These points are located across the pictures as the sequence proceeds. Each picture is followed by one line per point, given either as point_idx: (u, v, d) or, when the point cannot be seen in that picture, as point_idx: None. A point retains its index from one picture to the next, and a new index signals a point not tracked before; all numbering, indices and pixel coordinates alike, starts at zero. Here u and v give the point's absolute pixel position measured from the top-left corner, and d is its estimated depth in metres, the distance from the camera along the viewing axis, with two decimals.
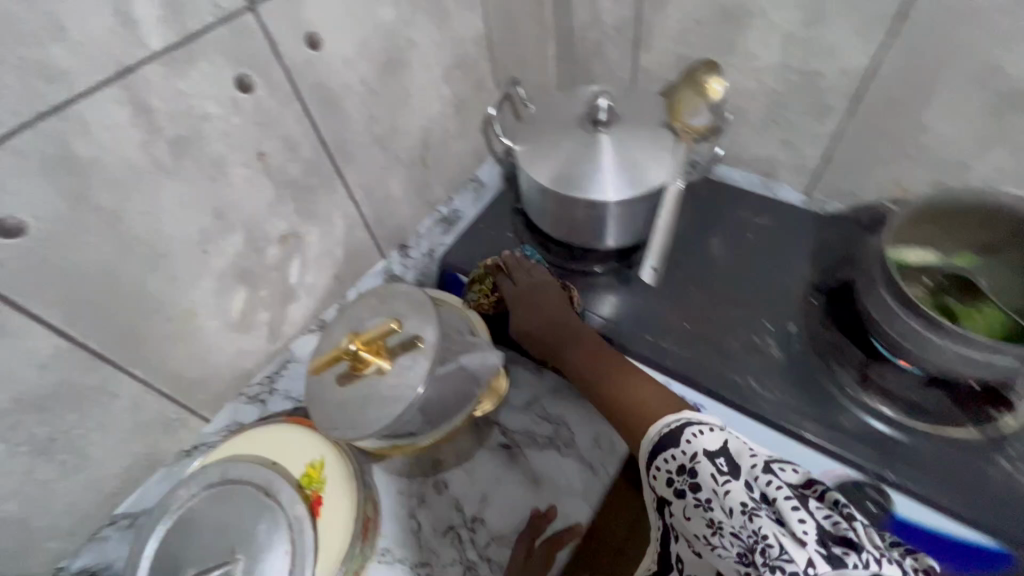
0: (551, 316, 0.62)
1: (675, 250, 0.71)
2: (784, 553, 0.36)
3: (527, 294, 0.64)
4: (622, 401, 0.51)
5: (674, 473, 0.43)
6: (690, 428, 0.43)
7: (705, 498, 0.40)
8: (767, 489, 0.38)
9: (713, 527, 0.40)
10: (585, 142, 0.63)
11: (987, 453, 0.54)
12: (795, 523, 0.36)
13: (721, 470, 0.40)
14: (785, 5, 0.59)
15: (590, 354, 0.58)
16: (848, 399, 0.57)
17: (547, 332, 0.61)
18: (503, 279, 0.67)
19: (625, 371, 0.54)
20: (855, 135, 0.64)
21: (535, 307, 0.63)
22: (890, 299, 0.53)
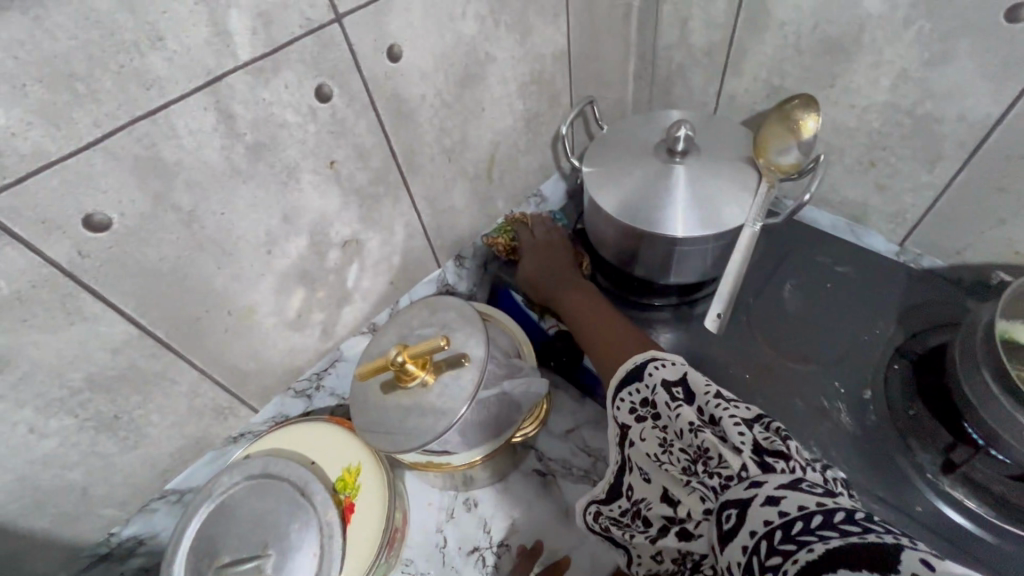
0: (559, 268, 0.67)
1: (743, 292, 0.66)
2: (721, 460, 0.38)
3: (541, 247, 0.70)
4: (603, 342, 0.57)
5: (640, 404, 0.45)
6: (653, 362, 0.46)
7: (664, 425, 0.43)
8: (715, 411, 0.41)
9: (665, 445, 0.42)
10: (658, 172, 0.60)
11: None
12: (736, 437, 0.38)
13: (676, 397, 0.43)
14: (903, 40, 0.53)
15: (586, 303, 0.63)
16: (925, 483, 0.51)
17: (551, 282, 0.67)
18: (523, 231, 0.72)
19: (611, 321, 0.60)
20: (967, 189, 0.57)
21: (546, 259, 0.69)
22: (992, 383, 0.47)
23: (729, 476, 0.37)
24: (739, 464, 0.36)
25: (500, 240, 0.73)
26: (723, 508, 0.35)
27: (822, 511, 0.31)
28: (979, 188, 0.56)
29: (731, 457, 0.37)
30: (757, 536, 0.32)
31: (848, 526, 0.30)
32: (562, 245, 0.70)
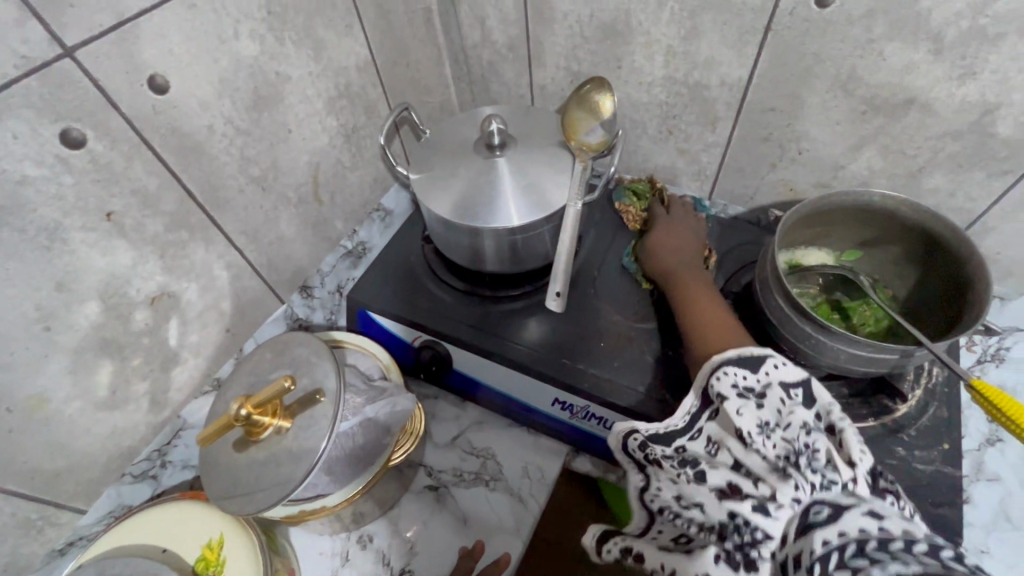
0: (676, 245, 0.64)
1: (587, 268, 0.70)
2: (811, 467, 0.38)
3: (661, 222, 0.67)
4: (684, 310, 0.56)
5: (740, 387, 0.42)
6: (772, 358, 0.43)
7: (767, 405, 0.41)
8: (784, 407, 0.41)
9: (762, 427, 0.41)
10: (482, 168, 0.61)
11: (887, 443, 0.54)
12: (801, 449, 0.39)
13: (790, 398, 0.41)
14: (660, 21, 0.59)
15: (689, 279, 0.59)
16: None
17: (655, 253, 0.64)
18: (662, 208, 0.70)
19: (701, 293, 0.57)
20: (742, 143, 0.66)
21: (662, 233, 0.65)
22: (784, 306, 0.54)
23: (832, 479, 0.37)
24: (717, 423, 0.43)
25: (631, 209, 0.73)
26: (814, 504, 0.36)
27: (882, 535, 0.33)
28: (750, 140, 0.65)
29: (720, 414, 0.43)
30: (846, 537, 0.33)
31: (881, 555, 0.32)
32: (693, 228, 0.67)
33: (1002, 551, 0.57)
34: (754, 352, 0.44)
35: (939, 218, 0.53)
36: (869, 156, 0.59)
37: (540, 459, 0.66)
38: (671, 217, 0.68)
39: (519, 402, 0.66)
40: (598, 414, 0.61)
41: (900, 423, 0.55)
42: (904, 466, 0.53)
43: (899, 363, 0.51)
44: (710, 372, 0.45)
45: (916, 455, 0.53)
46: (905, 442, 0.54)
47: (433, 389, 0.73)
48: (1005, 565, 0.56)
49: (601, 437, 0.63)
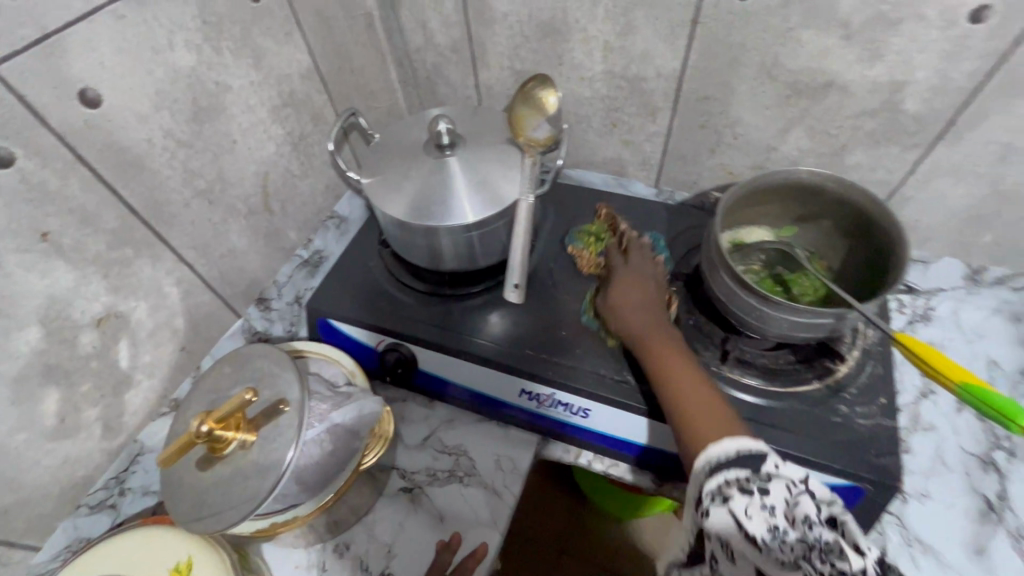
0: (640, 303, 0.60)
1: (544, 259, 0.72)
2: (825, 563, 0.39)
3: (621, 275, 0.63)
4: (661, 382, 0.53)
5: (742, 488, 0.43)
6: (767, 456, 0.44)
7: (772, 503, 0.42)
8: (792, 505, 0.42)
9: (774, 528, 0.41)
10: (433, 169, 0.62)
11: (831, 403, 0.58)
12: (815, 542, 0.40)
13: (791, 494, 0.42)
14: (596, 18, 0.62)
15: (661, 343, 0.55)
16: (713, 375, 0.61)
17: (620, 314, 0.60)
18: (617, 253, 0.67)
19: (674, 356, 0.54)
20: (682, 131, 0.69)
21: (620, 286, 0.62)
22: (730, 282, 0.57)
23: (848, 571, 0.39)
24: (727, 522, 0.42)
25: (585, 253, 0.72)
26: None
27: None
28: (689, 129, 0.68)
29: (727, 515, 0.42)
30: None
31: None
32: (653, 277, 0.63)
33: (940, 492, 0.62)
34: (752, 448, 0.45)
35: (862, 190, 0.57)
36: (797, 137, 0.63)
37: (512, 450, 0.67)
38: (630, 267, 0.64)
39: (487, 397, 0.67)
40: (564, 400, 0.62)
41: (842, 382, 0.59)
42: (848, 422, 0.57)
43: (836, 326, 0.55)
44: (706, 476, 0.44)
45: (858, 411, 0.57)
46: (847, 400, 0.58)
47: (400, 392, 0.73)
48: (942, 507, 0.61)
49: (568, 423, 0.64)
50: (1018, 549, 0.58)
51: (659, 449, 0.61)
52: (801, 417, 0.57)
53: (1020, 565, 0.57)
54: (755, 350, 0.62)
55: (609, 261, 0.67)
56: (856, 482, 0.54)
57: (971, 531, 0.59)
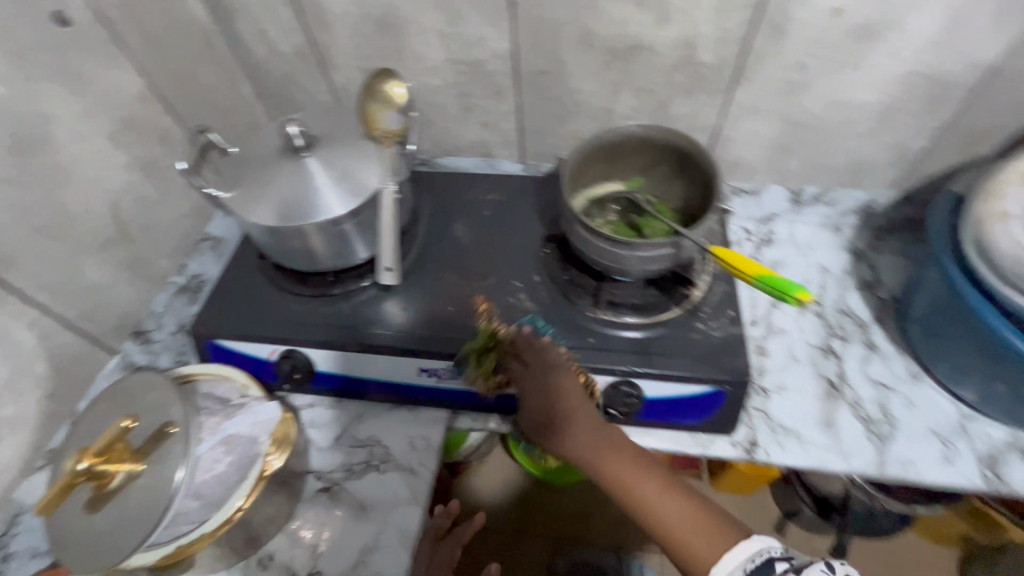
0: (578, 424, 0.61)
1: (425, 245, 0.76)
2: None
3: (541, 391, 0.62)
4: (637, 510, 0.58)
5: None
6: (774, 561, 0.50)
7: None
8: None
9: None
10: (293, 171, 0.63)
11: (690, 322, 0.66)
12: None
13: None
14: (426, 9, 0.66)
15: (618, 466, 0.59)
16: (590, 320, 0.67)
17: (567, 445, 0.61)
18: (512, 359, 0.64)
19: (631, 471, 0.59)
20: (530, 106, 0.75)
21: (551, 414, 0.61)
22: (584, 233, 0.63)
23: None
24: None
25: (480, 375, 0.65)
26: None
27: None
28: (535, 103, 0.74)
29: None
30: None
31: None
32: (566, 378, 0.61)
33: (793, 382, 0.72)
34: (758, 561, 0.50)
35: (680, 135, 0.66)
36: (626, 97, 0.71)
37: (424, 429, 0.70)
38: (540, 377, 0.62)
39: (390, 384, 0.69)
40: (461, 370, 0.66)
41: (697, 304, 0.68)
42: (706, 336, 0.65)
43: (676, 255, 0.62)
44: None
45: (712, 327, 0.65)
46: (703, 317, 0.66)
47: (308, 399, 0.73)
48: (797, 396, 0.71)
49: (472, 392, 0.68)
50: (858, 417, 0.69)
51: None
52: (667, 340, 0.65)
53: (859, 429, 0.68)
54: (621, 291, 0.69)
55: (515, 376, 0.63)
56: (717, 386, 0.62)
57: (821, 411, 0.70)
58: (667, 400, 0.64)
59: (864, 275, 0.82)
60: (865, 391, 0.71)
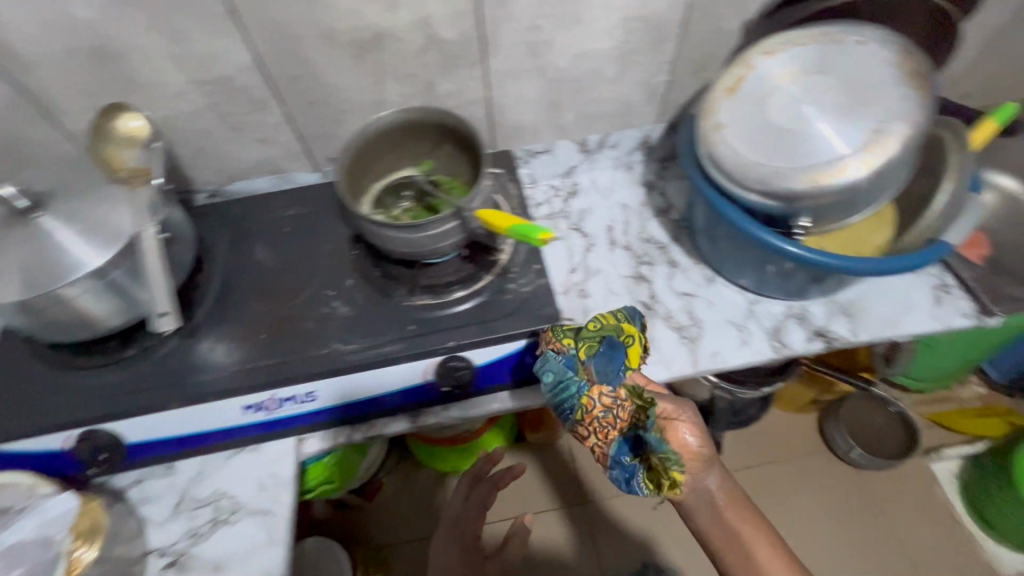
0: (741, 527, 0.65)
1: (228, 278, 0.72)
2: None
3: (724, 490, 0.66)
4: (739, 549, 0.64)
5: None
6: None
7: None
8: None
9: None
10: (25, 239, 0.56)
11: (503, 285, 0.69)
12: None
13: None
14: (142, 33, 0.61)
15: (750, 535, 0.64)
16: (407, 307, 0.68)
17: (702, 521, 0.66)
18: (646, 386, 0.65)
19: (749, 526, 0.65)
20: (300, 113, 0.73)
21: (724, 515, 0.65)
22: (372, 226, 0.63)
23: None
24: None
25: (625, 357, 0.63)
26: None
27: None
28: (304, 107, 0.72)
29: None
30: None
31: None
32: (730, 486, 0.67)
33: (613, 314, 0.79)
34: None
35: (442, 111, 0.67)
36: (391, 85, 0.72)
37: (271, 466, 0.66)
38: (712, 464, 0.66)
39: (220, 432, 0.65)
40: (288, 394, 0.64)
41: (507, 266, 0.71)
42: (518, 293, 0.68)
43: (466, 225, 0.65)
44: None
45: (521, 284, 0.69)
46: (512, 277, 0.70)
47: (135, 474, 0.66)
48: None
49: (309, 412, 0.66)
50: (670, 327, 0.78)
51: (394, 390, 0.66)
52: (483, 307, 0.67)
53: (673, 337, 0.77)
54: (447, 274, 0.70)
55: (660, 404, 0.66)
56: (535, 336, 0.66)
57: None
58: (498, 360, 0.67)
59: (658, 203, 0.91)
60: (673, 303, 0.80)
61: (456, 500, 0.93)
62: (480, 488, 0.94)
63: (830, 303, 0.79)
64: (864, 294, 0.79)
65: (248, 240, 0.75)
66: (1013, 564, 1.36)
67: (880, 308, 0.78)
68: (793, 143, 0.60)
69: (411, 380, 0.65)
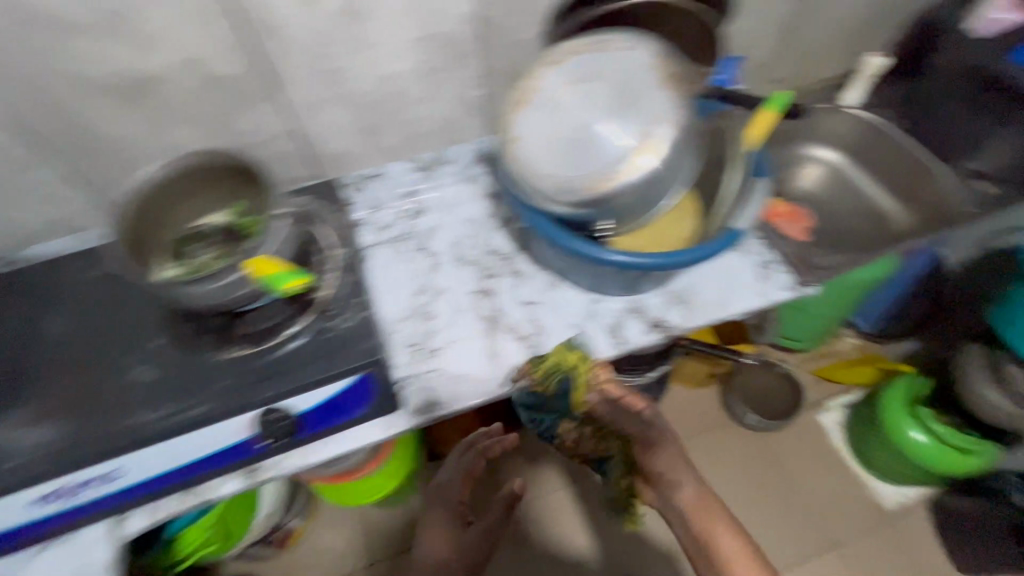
0: (705, 522, 0.65)
1: (17, 355, 0.65)
2: None
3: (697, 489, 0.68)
4: (706, 545, 0.65)
5: None
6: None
7: None
8: None
9: None
10: None
11: (324, 324, 0.67)
12: None
13: None
14: None
15: (714, 529, 0.65)
16: (219, 362, 0.64)
17: (685, 522, 0.67)
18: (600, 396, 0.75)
19: (721, 524, 0.65)
20: (79, 165, 0.67)
21: (692, 508, 0.67)
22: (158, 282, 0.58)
23: None
24: None
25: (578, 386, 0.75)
26: None
27: None
28: (81, 159, 0.67)
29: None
30: None
31: None
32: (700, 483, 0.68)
33: (459, 332, 0.78)
34: None
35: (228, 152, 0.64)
36: (177, 127, 0.67)
37: (88, 554, 0.62)
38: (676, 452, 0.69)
39: (15, 531, 0.59)
40: (85, 479, 0.58)
41: (328, 303, 0.68)
42: (340, 331, 0.67)
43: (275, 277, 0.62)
44: None
45: (343, 320, 0.67)
46: (333, 314, 0.68)
47: None
48: (464, 344, 0.77)
49: (119, 492, 0.61)
50: (515, 338, 0.78)
51: (212, 453, 0.63)
52: (302, 351, 0.65)
53: (519, 348, 0.77)
54: (262, 319, 0.66)
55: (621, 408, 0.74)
56: (357, 373, 0.64)
57: (486, 346, 0.77)
58: (321, 405, 0.64)
59: (503, 212, 0.91)
60: (517, 313, 0.80)
61: (459, 468, 0.98)
62: (469, 459, 0.99)
63: (666, 293, 0.81)
64: (697, 280, 0.83)
65: (43, 308, 0.68)
66: (895, 497, 1.48)
67: (710, 291, 0.82)
68: (583, 151, 0.61)
69: (228, 440, 0.62)
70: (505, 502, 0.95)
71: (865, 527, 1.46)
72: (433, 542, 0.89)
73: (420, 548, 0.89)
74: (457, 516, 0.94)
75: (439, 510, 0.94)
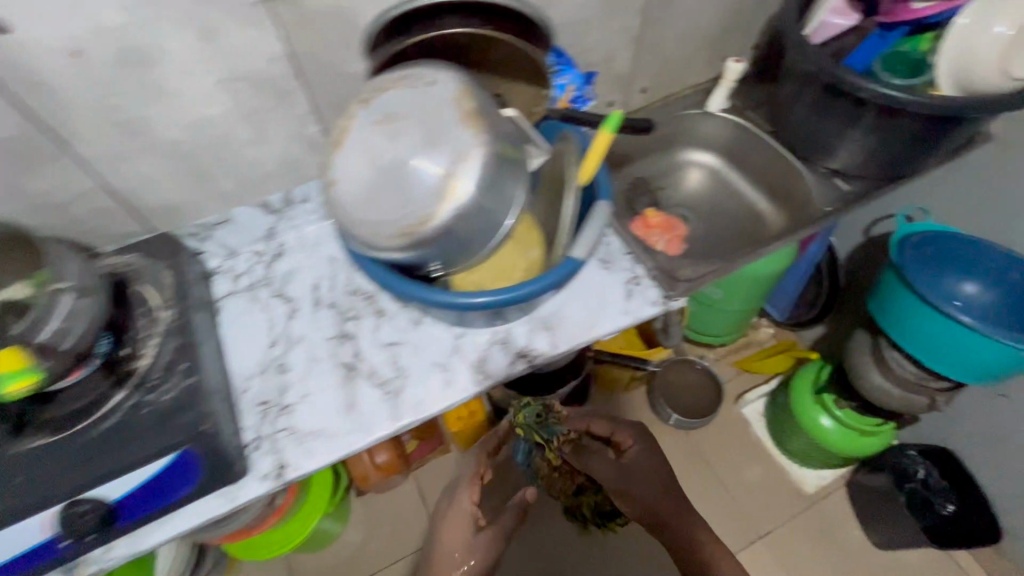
0: (679, 506, 1.04)
1: None
2: None
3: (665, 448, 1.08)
4: (676, 508, 1.04)
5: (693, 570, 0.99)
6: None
7: None
8: None
9: None
10: None
11: (139, 399, 0.62)
12: None
13: None
14: None
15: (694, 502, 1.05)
16: (12, 456, 0.58)
17: (664, 501, 1.03)
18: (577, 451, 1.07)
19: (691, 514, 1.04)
20: None
21: (648, 454, 1.05)
22: None
23: None
24: None
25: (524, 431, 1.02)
26: None
27: None
28: None
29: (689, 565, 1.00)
30: None
31: None
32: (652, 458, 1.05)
33: (314, 383, 0.74)
34: None
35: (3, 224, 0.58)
36: None
37: None
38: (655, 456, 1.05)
39: None
40: None
41: (146, 375, 0.63)
42: (158, 404, 0.62)
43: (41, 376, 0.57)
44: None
45: (162, 392, 0.62)
46: (150, 387, 0.63)
47: None
48: (318, 397, 0.73)
49: None
50: (374, 385, 0.74)
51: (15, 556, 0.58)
52: (112, 432, 0.60)
53: (376, 396, 0.73)
54: (65, 402, 0.60)
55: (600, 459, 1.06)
56: (174, 453, 0.59)
57: (343, 396, 0.73)
58: (135, 492, 0.59)
59: None
60: (376, 357, 0.77)
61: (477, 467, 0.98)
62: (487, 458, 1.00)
63: (530, 321, 0.79)
64: (564, 303, 0.81)
65: None
66: (814, 481, 1.51)
67: (577, 313, 0.81)
68: (398, 190, 0.58)
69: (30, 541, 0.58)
70: (515, 506, 1.02)
71: (788, 514, 1.49)
72: (451, 539, 0.92)
73: (440, 538, 0.94)
74: (472, 519, 0.93)
75: (454, 512, 0.94)
